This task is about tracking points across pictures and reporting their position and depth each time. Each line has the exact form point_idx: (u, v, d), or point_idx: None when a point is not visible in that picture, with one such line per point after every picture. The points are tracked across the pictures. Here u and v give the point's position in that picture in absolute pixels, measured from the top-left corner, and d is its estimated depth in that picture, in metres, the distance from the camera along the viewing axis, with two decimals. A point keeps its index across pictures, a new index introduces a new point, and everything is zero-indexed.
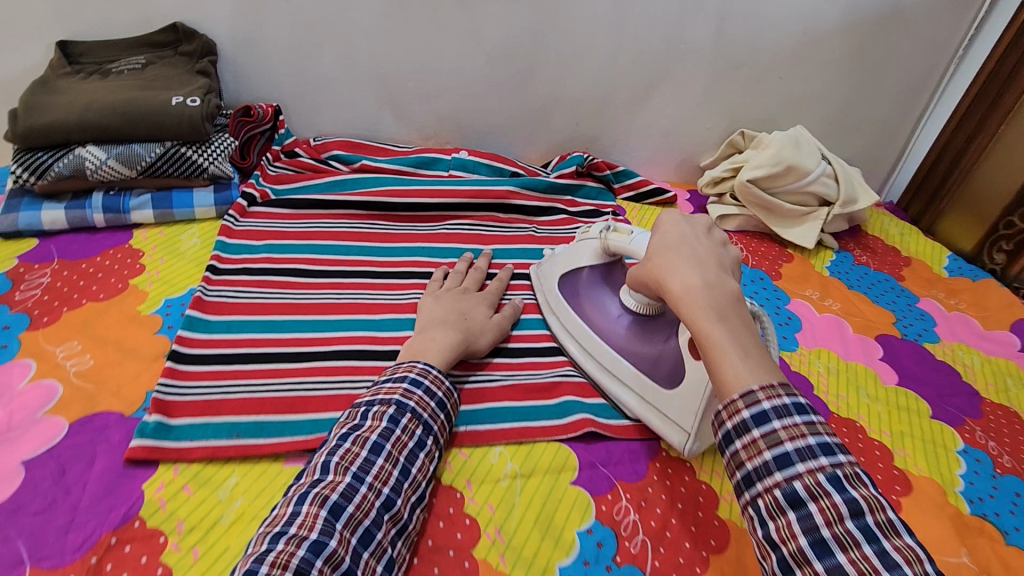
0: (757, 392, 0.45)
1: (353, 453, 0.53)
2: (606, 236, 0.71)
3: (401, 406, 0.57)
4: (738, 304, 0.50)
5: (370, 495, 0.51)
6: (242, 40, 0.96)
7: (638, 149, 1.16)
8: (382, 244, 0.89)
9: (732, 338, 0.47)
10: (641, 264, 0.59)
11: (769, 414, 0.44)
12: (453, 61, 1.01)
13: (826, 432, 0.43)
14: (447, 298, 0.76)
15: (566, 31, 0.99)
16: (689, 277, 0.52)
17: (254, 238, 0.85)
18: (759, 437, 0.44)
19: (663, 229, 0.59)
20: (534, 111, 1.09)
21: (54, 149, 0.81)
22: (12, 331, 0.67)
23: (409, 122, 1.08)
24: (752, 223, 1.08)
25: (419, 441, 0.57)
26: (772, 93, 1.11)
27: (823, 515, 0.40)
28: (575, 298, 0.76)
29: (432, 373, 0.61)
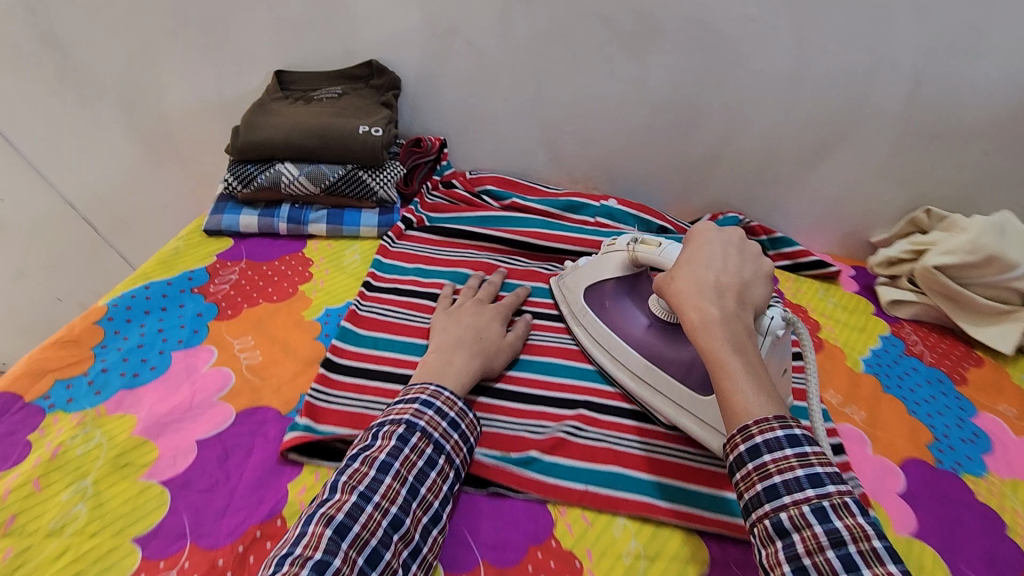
0: (751, 427, 0.48)
1: (361, 472, 0.53)
2: (634, 248, 0.73)
3: (411, 425, 0.57)
4: (750, 337, 0.53)
5: (377, 513, 0.51)
6: (424, 77, 1.04)
7: (798, 216, 1.08)
8: (521, 281, 0.90)
9: (745, 369, 0.51)
10: (662, 280, 0.61)
11: (760, 447, 0.48)
12: (615, 110, 1.01)
13: (817, 462, 0.46)
14: (463, 315, 0.76)
15: (739, 86, 0.95)
16: (710, 306, 0.54)
17: (409, 260, 0.90)
18: (752, 470, 0.48)
19: (688, 251, 0.62)
20: (691, 165, 1.05)
21: (260, 163, 0.92)
22: (203, 318, 0.76)
23: (562, 164, 1.10)
24: (931, 313, 0.94)
25: (428, 460, 0.56)
26: (972, 169, 0.98)
27: (804, 545, 0.43)
28: (602, 311, 0.77)
29: (444, 395, 0.61)
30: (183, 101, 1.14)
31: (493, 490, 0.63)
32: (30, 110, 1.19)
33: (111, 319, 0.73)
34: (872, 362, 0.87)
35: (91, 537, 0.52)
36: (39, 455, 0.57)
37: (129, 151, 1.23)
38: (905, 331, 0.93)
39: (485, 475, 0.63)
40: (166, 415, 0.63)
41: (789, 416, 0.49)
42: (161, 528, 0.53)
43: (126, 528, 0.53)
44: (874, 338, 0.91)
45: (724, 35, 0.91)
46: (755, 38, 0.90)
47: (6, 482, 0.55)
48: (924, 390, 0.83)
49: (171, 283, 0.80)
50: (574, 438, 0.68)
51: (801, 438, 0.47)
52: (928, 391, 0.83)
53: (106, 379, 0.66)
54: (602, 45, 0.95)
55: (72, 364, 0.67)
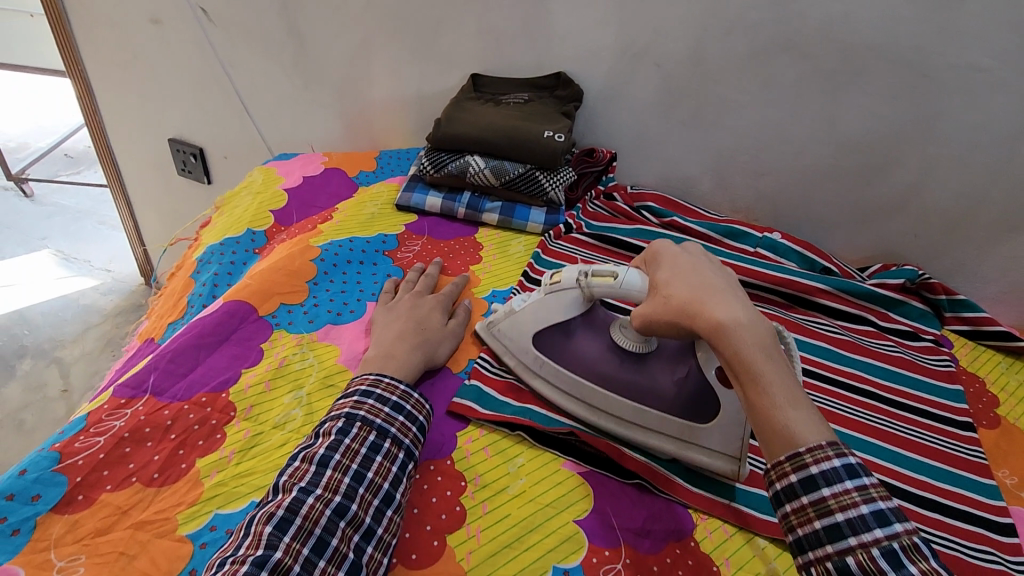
0: (804, 454, 0.45)
1: (301, 470, 0.54)
2: (589, 284, 0.67)
3: (350, 417, 0.58)
4: (776, 340, 0.51)
5: (318, 503, 0.51)
6: (607, 93, 1.10)
7: (986, 282, 0.99)
8: None
9: (778, 379, 0.48)
10: (655, 297, 0.58)
11: (797, 449, 0.46)
12: (796, 144, 1.01)
13: (851, 452, 0.45)
14: (402, 310, 0.76)
15: (943, 136, 0.91)
16: (732, 310, 0.51)
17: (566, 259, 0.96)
18: (786, 464, 0.46)
19: (670, 261, 0.60)
20: (868, 210, 1.02)
21: (453, 153, 1.04)
22: (392, 278, 0.87)
23: (727, 192, 1.10)
24: None
25: (372, 446, 0.57)
26: None
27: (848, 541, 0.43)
28: (558, 352, 0.71)
29: (383, 382, 0.62)
30: (388, 93, 1.30)
31: (638, 483, 0.64)
32: (268, 85, 1.42)
33: (322, 261, 0.87)
34: None
35: (305, 436, 0.62)
36: (269, 362, 0.70)
37: (333, 129, 1.43)
38: None
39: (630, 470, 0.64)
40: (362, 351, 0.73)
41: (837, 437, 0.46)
42: None
43: None
44: None
45: (936, 81, 0.87)
46: (973, 88, 0.86)
47: (247, 378, 0.67)
48: None
49: (369, 243, 0.93)
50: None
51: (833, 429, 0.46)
52: None
53: (317, 312, 0.79)
54: (797, 79, 0.95)
55: (293, 293, 0.81)
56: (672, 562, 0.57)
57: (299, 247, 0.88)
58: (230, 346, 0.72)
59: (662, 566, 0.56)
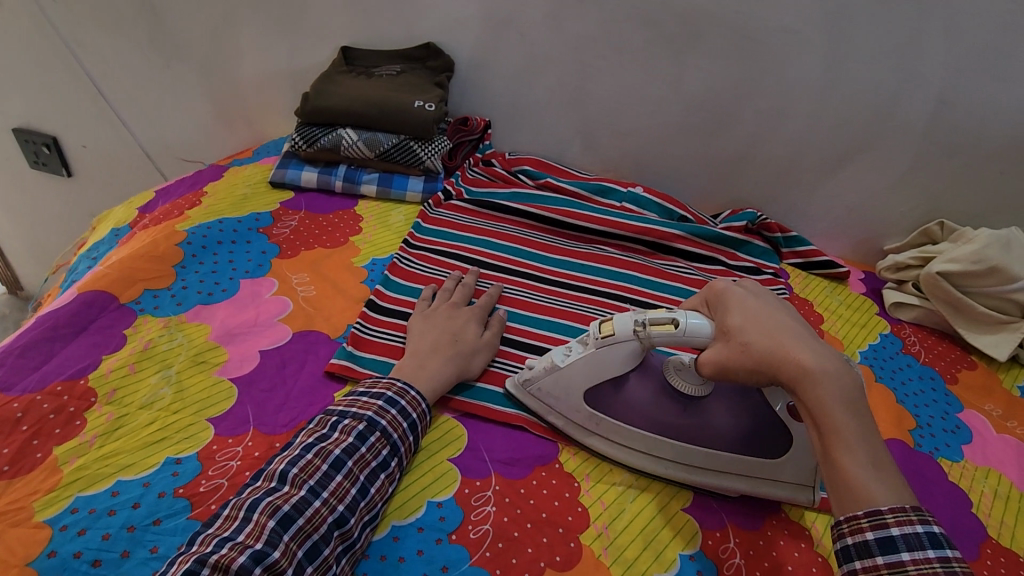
0: (885, 512, 0.44)
1: (313, 467, 0.55)
2: (646, 333, 0.62)
3: (372, 424, 0.59)
4: (858, 392, 0.50)
5: (323, 509, 0.52)
6: (477, 62, 1.13)
7: (816, 219, 1.14)
8: (545, 253, 0.99)
9: (858, 432, 0.48)
10: (728, 347, 0.56)
11: (896, 541, 0.43)
12: (651, 105, 1.09)
13: (965, 573, 0.41)
14: (438, 319, 0.76)
15: (771, 92, 1.03)
16: (812, 362, 0.51)
17: (443, 224, 0.99)
18: (882, 564, 0.43)
19: (741, 302, 0.58)
20: (717, 163, 1.13)
21: (324, 127, 1.03)
22: (267, 255, 0.86)
23: (595, 153, 1.18)
24: (932, 318, 1.00)
25: (382, 460, 0.58)
26: (987, 188, 1.03)
27: None
28: (613, 411, 0.66)
29: (410, 395, 0.63)
30: (257, 70, 1.26)
31: (510, 422, 0.69)
32: (123, 66, 1.32)
33: (190, 244, 0.84)
34: (868, 355, 0.93)
35: (174, 413, 0.62)
36: (133, 346, 0.68)
37: (202, 110, 1.36)
38: (905, 332, 0.99)
39: (500, 421, 0.69)
40: (234, 328, 0.73)
41: (919, 505, 0.45)
42: (230, 413, 0.63)
43: (202, 409, 0.63)
44: (874, 335, 0.97)
45: (759, 43, 0.99)
46: (789, 46, 0.98)
47: (108, 363, 0.66)
48: (914, 384, 0.89)
49: (240, 222, 0.91)
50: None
51: (943, 540, 0.43)
52: (918, 385, 0.89)
53: (185, 294, 0.77)
54: (645, 43, 1.03)
55: (158, 278, 0.78)
56: (537, 484, 0.63)
57: (163, 232, 0.85)
58: (89, 334, 0.69)
59: (527, 489, 0.62)
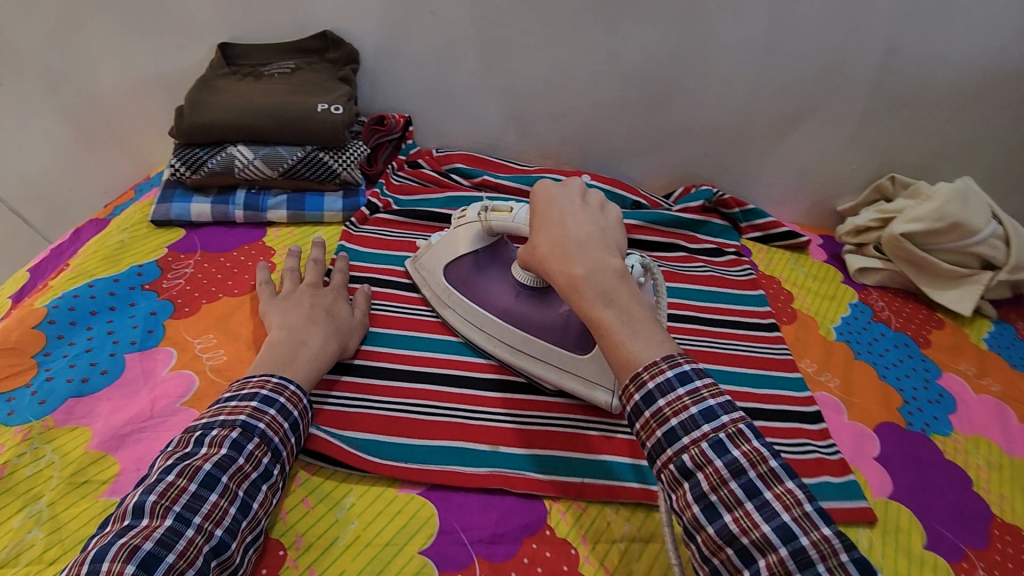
0: (643, 374, 0.47)
1: (177, 489, 0.46)
2: (485, 217, 0.69)
3: (247, 430, 0.51)
4: (625, 279, 0.52)
5: (199, 537, 0.44)
6: (385, 49, 0.98)
7: (769, 187, 1.09)
8: None
9: (619, 319, 0.50)
10: (527, 247, 0.59)
11: (653, 392, 0.47)
12: (587, 82, 0.99)
13: (709, 394, 0.46)
14: (304, 296, 0.69)
15: (714, 57, 0.94)
16: (581, 261, 0.53)
17: (374, 244, 0.86)
18: (650, 417, 0.47)
19: (539, 201, 0.60)
20: (664, 137, 1.04)
21: (210, 146, 0.86)
22: (158, 317, 0.70)
23: (532, 140, 1.07)
24: (896, 279, 0.97)
25: (264, 471, 0.51)
26: (934, 137, 1.00)
27: (708, 481, 0.44)
28: (465, 287, 0.73)
29: (289, 391, 0.55)
30: (118, 79, 1.04)
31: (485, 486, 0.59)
32: None
33: (53, 322, 0.67)
34: (842, 330, 0.89)
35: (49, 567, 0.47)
36: None
37: (55, 131, 1.12)
38: (872, 298, 0.95)
39: (475, 486, 0.58)
40: (124, 426, 0.58)
41: (677, 354, 0.49)
42: None
43: None
44: (844, 306, 0.93)
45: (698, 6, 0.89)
46: (729, 7, 0.89)
47: None
48: (893, 355, 0.86)
49: (118, 279, 0.74)
50: (571, 431, 0.64)
51: (689, 373, 0.47)
52: (896, 354, 0.86)
53: (50, 388, 0.61)
54: (573, 14, 0.92)
55: (13, 376, 0.62)
56: (529, 561, 0.53)
57: (20, 315, 0.68)
58: None
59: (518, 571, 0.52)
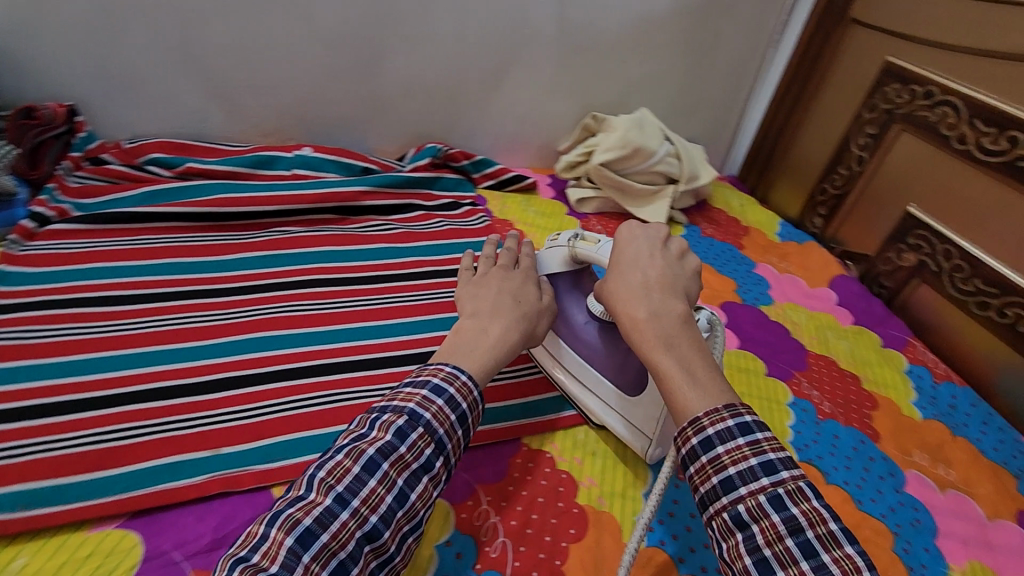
0: (702, 418, 0.47)
1: (343, 467, 0.47)
2: (574, 245, 0.68)
3: (414, 417, 0.50)
4: (684, 324, 0.53)
5: (352, 520, 0.45)
6: (27, 26, 0.84)
7: (496, 138, 1.17)
8: (209, 258, 0.81)
9: (678, 365, 0.50)
10: (602, 287, 0.60)
11: (713, 440, 0.46)
12: (286, 48, 0.95)
13: (771, 449, 0.45)
14: (492, 281, 0.68)
15: (407, 14, 0.97)
16: (635, 307, 0.54)
17: (45, 262, 0.74)
18: (767, 484, 0.43)
19: (621, 244, 0.62)
20: (385, 99, 1.06)
21: None
22: None
23: (244, 117, 1.00)
24: (608, 204, 1.11)
25: (424, 462, 0.50)
26: (616, 76, 1.16)
27: (764, 535, 0.42)
28: None
29: (460, 380, 0.53)
30: None
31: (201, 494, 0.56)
32: None
33: None
34: None
35: None
36: None
37: None
38: (593, 225, 1.08)
39: (189, 497, 0.55)
40: None
41: (738, 403, 0.48)
42: None
43: None
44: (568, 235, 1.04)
45: None
46: None
47: None
48: None
49: None
50: (299, 412, 0.64)
51: (752, 425, 0.46)
52: None
53: None
54: None
55: None
56: None
57: None
58: None
59: None
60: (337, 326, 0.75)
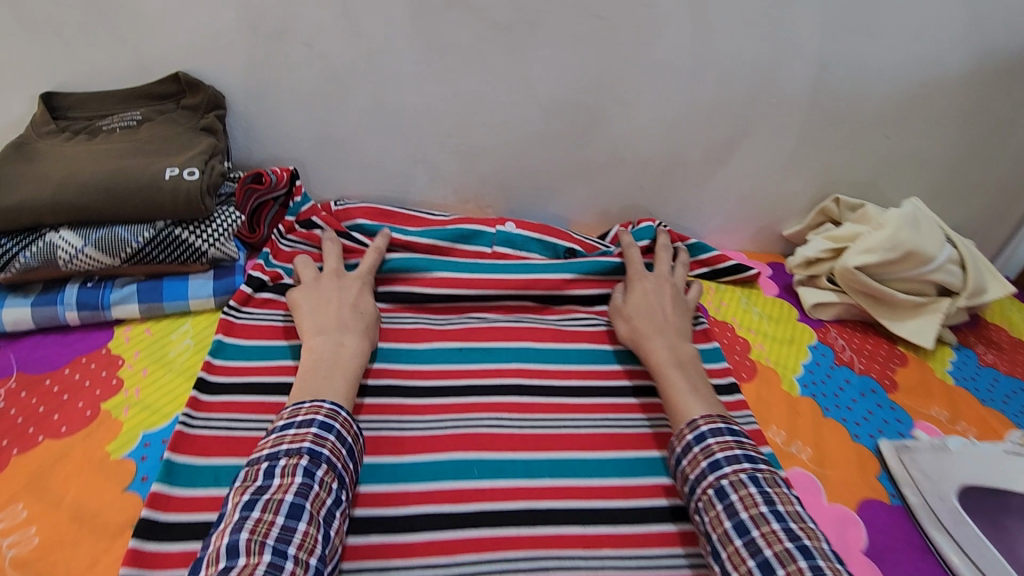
0: (699, 421, 0.62)
1: (266, 523, 0.47)
2: None
3: (314, 456, 0.52)
4: (691, 360, 0.72)
5: (322, 491, 0.50)
6: (255, 88, 0.81)
7: (710, 215, 0.99)
8: (408, 345, 0.76)
9: (683, 383, 0.68)
10: (622, 315, 0.79)
11: (721, 462, 0.58)
12: (501, 114, 0.85)
13: (749, 448, 0.59)
14: (642, 299, 0.79)
15: (639, 79, 0.83)
16: (659, 341, 0.73)
17: (259, 335, 0.69)
18: (714, 480, 0.57)
19: (641, 286, 0.81)
20: (594, 170, 0.93)
21: (22, 236, 0.66)
22: None
23: (445, 183, 0.93)
24: (852, 311, 0.90)
25: (336, 496, 0.52)
26: (873, 153, 0.93)
27: (742, 502, 0.54)
28: (990, 524, 0.64)
29: (342, 417, 0.56)
30: None
31: None
32: None
33: None
34: (807, 382, 0.80)
35: None
36: None
37: None
38: (832, 337, 0.87)
39: None
40: None
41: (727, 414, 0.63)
42: None
43: None
44: (804, 351, 0.84)
45: (613, 24, 0.78)
46: (651, 23, 0.78)
47: None
48: (861, 406, 0.77)
49: None
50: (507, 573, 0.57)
51: (751, 456, 0.58)
52: (863, 404, 0.78)
53: None
54: (474, 39, 0.78)
55: None
56: None
57: None
58: None
59: None
60: (537, 457, 0.66)
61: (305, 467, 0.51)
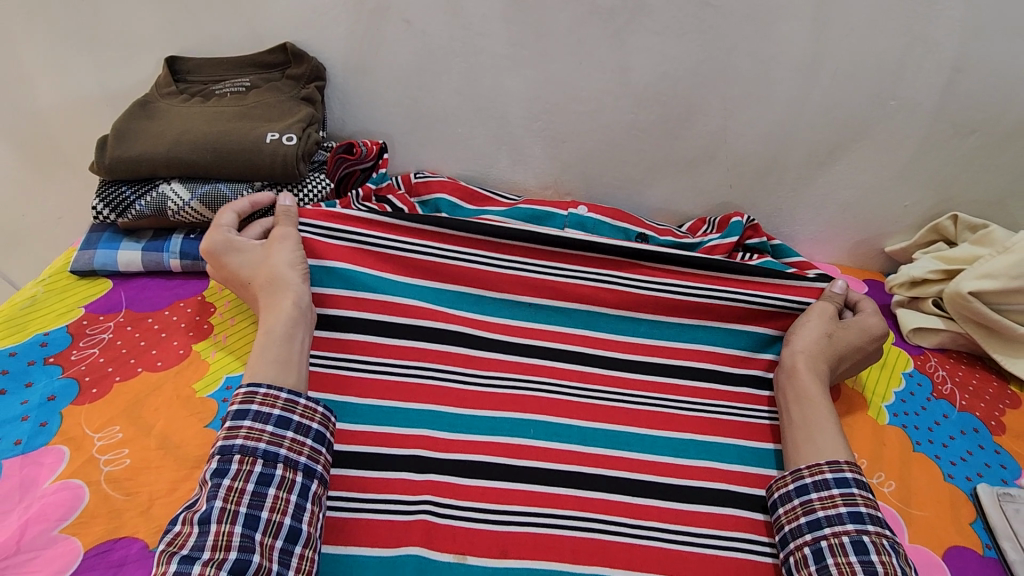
0: (846, 466, 0.58)
1: (186, 533, 0.49)
2: None
3: (227, 450, 0.52)
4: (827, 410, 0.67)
5: (237, 480, 0.51)
6: (356, 63, 0.84)
7: (804, 223, 0.93)
8: (478, 291, 0.72)
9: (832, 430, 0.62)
10: (823, 323, 0.70)
11: (865, 516, 0.54)
12: (591, 101, 0.84)
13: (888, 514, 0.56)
14: (850, 333, 0.69)
15: (742, 74, 0.79)
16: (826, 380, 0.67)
17: (330, 259, 0.69)
18: (851, 530, 0.54)
19: (863, 321, 0.71)
20: (682, 166, 0.89)
21: (139, 186, 0.74)
22: (57, 403, 0.60)
23: (527, 167, 0.92)
24: (959, 341, 0.81)
25: (262, 479, 0.52)
26: (1006, 169, 0.83)
27: (884, 566, 0.51)
28: None
29: (257, 394, 0.56)
30: (59, 95, 0.91)
31: None
32: None
33: None
34: (897, 411, 0.73)
35: None
36: None
37: None
38: (931, 365, 0.80)
39: None
40: None
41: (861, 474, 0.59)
42: None
43: None
44: (897, 377, 0.77)
45: (721, 15, 0.74)
46: (763, 15, 0.73)
47: None
48: (959, 445, 0.70)
49: (18, 354, 0.64)
50: (551, 534, 0.58)
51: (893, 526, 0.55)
52: (961, 443, 0.70)
53: None
54: (572, 25, 0.77)
55: None
56: None
57: None
58: None
59: None
60: (594, 426, 0.65)
61: (216, 466, 0.52)
